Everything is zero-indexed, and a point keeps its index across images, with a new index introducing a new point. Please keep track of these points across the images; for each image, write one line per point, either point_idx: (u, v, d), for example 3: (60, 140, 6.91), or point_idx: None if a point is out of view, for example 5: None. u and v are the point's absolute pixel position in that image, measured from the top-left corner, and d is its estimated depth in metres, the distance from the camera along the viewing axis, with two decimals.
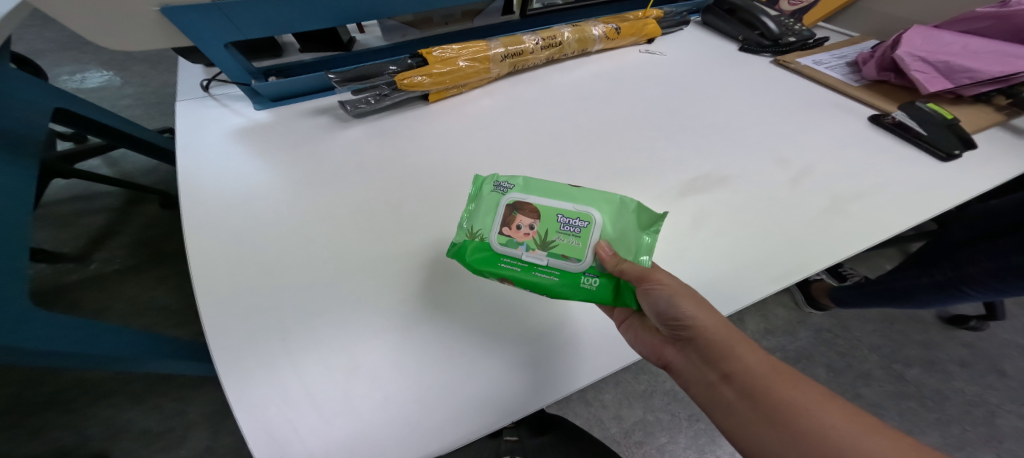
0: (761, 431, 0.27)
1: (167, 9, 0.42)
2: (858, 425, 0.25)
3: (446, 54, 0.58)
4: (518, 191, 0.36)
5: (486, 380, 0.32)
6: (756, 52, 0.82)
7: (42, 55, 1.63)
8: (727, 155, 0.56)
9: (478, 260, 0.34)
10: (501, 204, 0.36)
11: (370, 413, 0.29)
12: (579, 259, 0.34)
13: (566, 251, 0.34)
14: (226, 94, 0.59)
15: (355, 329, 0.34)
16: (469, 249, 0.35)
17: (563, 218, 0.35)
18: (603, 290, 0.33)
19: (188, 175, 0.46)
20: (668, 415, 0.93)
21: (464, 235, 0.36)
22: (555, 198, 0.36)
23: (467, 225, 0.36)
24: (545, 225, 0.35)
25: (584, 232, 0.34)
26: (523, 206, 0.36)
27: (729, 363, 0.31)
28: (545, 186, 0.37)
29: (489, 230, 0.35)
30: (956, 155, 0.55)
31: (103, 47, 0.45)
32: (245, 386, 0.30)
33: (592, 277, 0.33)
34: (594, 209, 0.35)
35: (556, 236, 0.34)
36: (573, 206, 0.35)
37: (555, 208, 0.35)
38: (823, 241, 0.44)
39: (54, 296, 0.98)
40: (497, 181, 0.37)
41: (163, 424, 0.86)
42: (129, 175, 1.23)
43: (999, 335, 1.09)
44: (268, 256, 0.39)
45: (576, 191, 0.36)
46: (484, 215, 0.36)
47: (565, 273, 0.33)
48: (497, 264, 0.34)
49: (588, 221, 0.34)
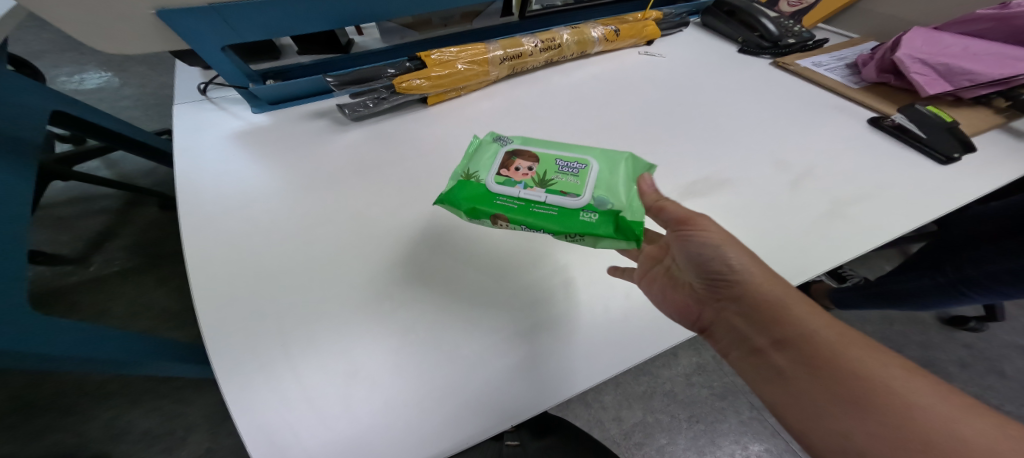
0: (821, 396, 0.26)
1: (163, 13, 0.42)
2: (935, 395, 0.24)
3: (445, 57, 0.58)
4: (517, 144, 0.42)
5: (487, 383, 0.32)
6: (756, 54, 0.82)
7: (39, 57, 1.63)
8: (726, 158, 0.56)
9: (474, 197, 0.36)
10: (501, 153, 0.41)
11: (371, 417, 0.29)
12: (577, 195, 0.36)
13: (564, 188, 0.36)
14: (223, 97, 0.59)
15: (354, 334, 0.34)
16: (468, 189, 0.37)
17: (561, 163, 0.39)
18: (603, 224, 0.34)
19: (187, 179, 0.45)
20: (668, 417, 0.93)
21: (461, 178, 0.39)
22: (550, 151, 0.41)
23: (464, 170, 0.40)
24: (543, 168, 0.39)
25: (580, 173, 0.38)
26: (522, 154, 0.40)
27: (780, 324, 0.30)
28: (543, 142, 0.42)
29: (488, 172, 0.39)
30: (955, 159, 0.55)
31: (99, 50, 0.45)
32: (244, 391, 0.30)
33: (592, 212, 0.34)
34: (587, 157, 0.39)
35: (554, 176, 0.38)
36: (568, 155, 0.40)
37: (553, 156, 0.40)
38: (823, 245, 0.44)
39: (54, 298, 0.98)
40: (497, 138, 0.43)
41: (163, 426, 0.87)
42: (128, 177, 1.23)
43: (998, 336, 1.09)
44: (266, 260, 0.38)
45: (570, 146, 0.41)
46: (484, 161, 0.40)
47: (563, 207, 0.35)
48: (493, 200, 0.36)
49: (583, 165, 0.38)
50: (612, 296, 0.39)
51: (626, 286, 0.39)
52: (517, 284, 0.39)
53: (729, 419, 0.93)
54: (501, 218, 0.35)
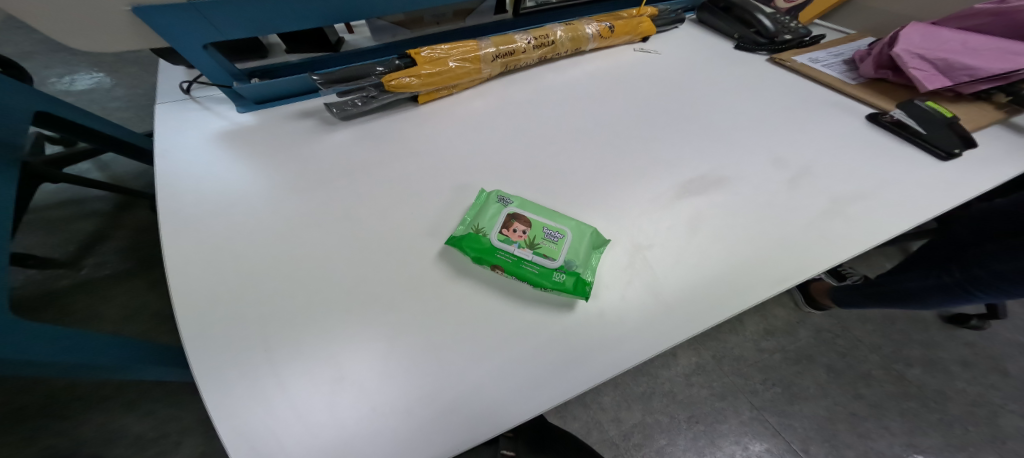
0: None
1: (139, 9, 0.41)
2: None
3: (436, 54, 0.57)
4: (516, 206, 0.44)
5: (477, 388, 0.31)
6: (753, 50, 0.81)
7: (31, 58, 1.62)
8: (723, 155, 0.55)
9: (477, 249, 0.39)
10: (502, 213, 0.43)
11: (357, 424, 0.28)
12: (554, 258, 0.38)
13: (547, 252, 0.39)
14: (207, 96, 0.58)
15: (341, 337, 0.33)
16: (470, 239, 0.39)
17: (547, 230, 0.41)
18: (571, 285, 0.37)
19: (173, 181, 0.45)
20: (667, 418, 0.92)
21: (466, 229, 0.41)
22: (543, 216, 0.43)
23: (472, 224, 0.42)
24: (533, 231, 0.41)
25: (561, 241, 0.40)
26: (520, 217, 0.43)
27: None
28: (537, 206, 0.44)
29: (492, 227, 0.41)
30: (956, 154, 0.55)
31: (73, 49, 0.44)
32: (225, 398, 0.29)
33: (563, 275, 0.37)
34: (570, 226, 0.42)
35: (541, 241, 0.40)
36: (555, 223, 0.42)
37: (542, 222, 0.42)
38: (821, 242, 0.44)
39: (44, 302, 0.97)
40: (499, 196, 0.45)
41: (157, 430, 0.86)
42: (121, 178, 1.23)
43: (1000, 334, 1.08)
44: (249, 263, 0.38)
45: (558, 214, 0.44)
46: (487, 218, 0.42)
47: (542, 269, 0.38)
48: (493, 253, 0.39)
49: (565, 234, 0.41)
50: (604, 297, 0.38)
51: (619, 287, 0.38)
52: (505, 294, 0.37)
53: (729, 420, 0.92)
54: (499, 269, 0.38)
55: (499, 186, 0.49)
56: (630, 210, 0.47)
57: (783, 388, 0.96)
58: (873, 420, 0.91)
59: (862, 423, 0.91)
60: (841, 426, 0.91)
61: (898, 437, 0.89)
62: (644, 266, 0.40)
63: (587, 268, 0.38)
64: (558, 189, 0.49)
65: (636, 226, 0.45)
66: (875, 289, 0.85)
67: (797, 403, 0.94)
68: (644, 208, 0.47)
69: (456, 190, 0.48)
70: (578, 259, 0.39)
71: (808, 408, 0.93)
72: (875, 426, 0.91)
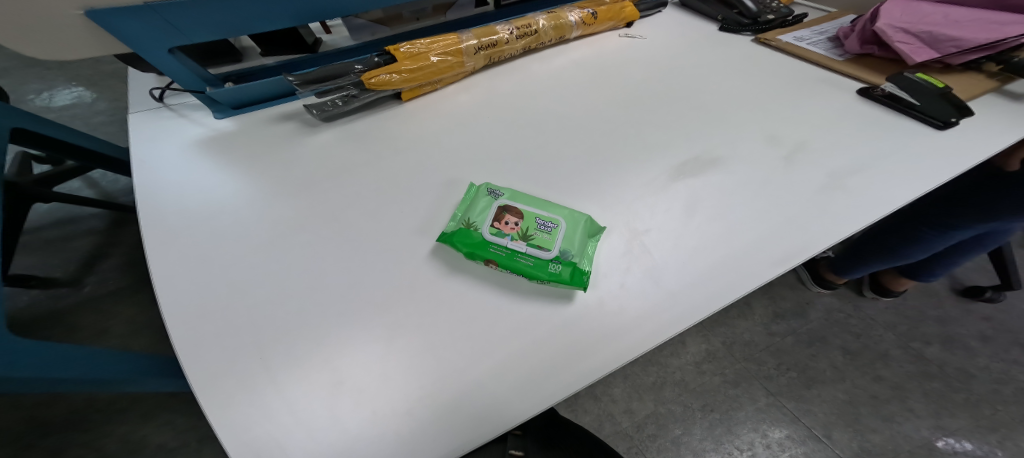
0: None
1: (91, 13, 0.39)
2: None
3: (416, 50, 0.57)
4: (507, 198, 0.43)
5: (481, 385, 0.29)
6: (737, 31, 0.80)
7: (6, 75, 1.63)
8: (716, 136, 0.54)
9: (468, 246, 0.38)
10: (493, 207, 0.42)
11: (359, 428, 0.27)
12: (549, 249, 0.37)
13: (541, 243, 0.38)
14: (183, 104, 0.58)
15: (334, 339, 0.31)
16: (462, 235, 0.38)
17: (541, 220, 0.40)
18: (567, 275, 0.35)
19: (159, 194, 0.43)
20: (681, 407, 0.90)
21: (457, 224, 0.40)
22: (536, 207, 0.42)
23: (464, 218, 0.41)
24: (526, 223, 0.40)
25: (554, 232, 0.39)
26: (511, 208, 0.41)
27: None
28: (529, 198, 0.43)
29: (483, 221, 0.40)
30: (953, 123, 0.53)
31: (30, 57, 0.43)
32: (221, 407, 0.27)
33: (558, 265, 0.36)
34: (561, 216, 0.40)
35: (534, 231, 0.39)
36: (547, 213, 0.41)
37: (533, 213, 0.41)
38: (827, 219, 0.42)
39: (49, 324, 0.96)
40: (489, 189, 0.44)
41: (177, 439, 0.84)
42: (111, 196, 1.22)
43: (1016, 306, 1.06)
44: (235, 274, 0.36)
45: (549, 204, 0.42)
46: (477, 211, 0.41)
47: (537, 261, 0.36)
48: (484, 248, 0.37)
49: (556, 224, 0.40)
50: (602, 287, 0.36)
51: (618, 276, 0.37)
52: (501, 286, 0.36)
53: (745, 407, 0.89)
54: (491, 264, 0.37)
55: (489, 179, 0.47)
56: (625, 197, 0.45)
57: (798, 372, 0.94)
58: (897, 403, 0.89)
59: (885, 406, 0.89)
60: (864, 410, 0.88)
61: (925, 420, 0.87)
62: (642, 251, 0.39)
63: (583, 257, 0.37)
64: (547, 179, 0.48)
65: (632, 211, 0.43)
66: (869, 244, 0.87)
67: (814, 387, 0.92)
68: (640, 193, 0.46)
69: (445, 188, 0.46)
70: (574, 248, 0.37)
71: (827, 392, 0.91)
72: (899, 409, 0.88)
